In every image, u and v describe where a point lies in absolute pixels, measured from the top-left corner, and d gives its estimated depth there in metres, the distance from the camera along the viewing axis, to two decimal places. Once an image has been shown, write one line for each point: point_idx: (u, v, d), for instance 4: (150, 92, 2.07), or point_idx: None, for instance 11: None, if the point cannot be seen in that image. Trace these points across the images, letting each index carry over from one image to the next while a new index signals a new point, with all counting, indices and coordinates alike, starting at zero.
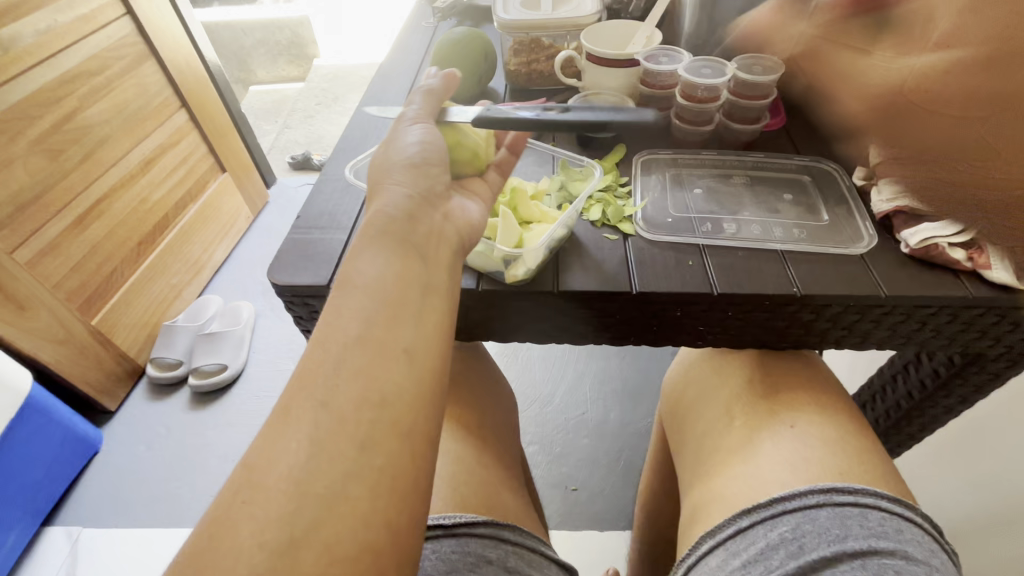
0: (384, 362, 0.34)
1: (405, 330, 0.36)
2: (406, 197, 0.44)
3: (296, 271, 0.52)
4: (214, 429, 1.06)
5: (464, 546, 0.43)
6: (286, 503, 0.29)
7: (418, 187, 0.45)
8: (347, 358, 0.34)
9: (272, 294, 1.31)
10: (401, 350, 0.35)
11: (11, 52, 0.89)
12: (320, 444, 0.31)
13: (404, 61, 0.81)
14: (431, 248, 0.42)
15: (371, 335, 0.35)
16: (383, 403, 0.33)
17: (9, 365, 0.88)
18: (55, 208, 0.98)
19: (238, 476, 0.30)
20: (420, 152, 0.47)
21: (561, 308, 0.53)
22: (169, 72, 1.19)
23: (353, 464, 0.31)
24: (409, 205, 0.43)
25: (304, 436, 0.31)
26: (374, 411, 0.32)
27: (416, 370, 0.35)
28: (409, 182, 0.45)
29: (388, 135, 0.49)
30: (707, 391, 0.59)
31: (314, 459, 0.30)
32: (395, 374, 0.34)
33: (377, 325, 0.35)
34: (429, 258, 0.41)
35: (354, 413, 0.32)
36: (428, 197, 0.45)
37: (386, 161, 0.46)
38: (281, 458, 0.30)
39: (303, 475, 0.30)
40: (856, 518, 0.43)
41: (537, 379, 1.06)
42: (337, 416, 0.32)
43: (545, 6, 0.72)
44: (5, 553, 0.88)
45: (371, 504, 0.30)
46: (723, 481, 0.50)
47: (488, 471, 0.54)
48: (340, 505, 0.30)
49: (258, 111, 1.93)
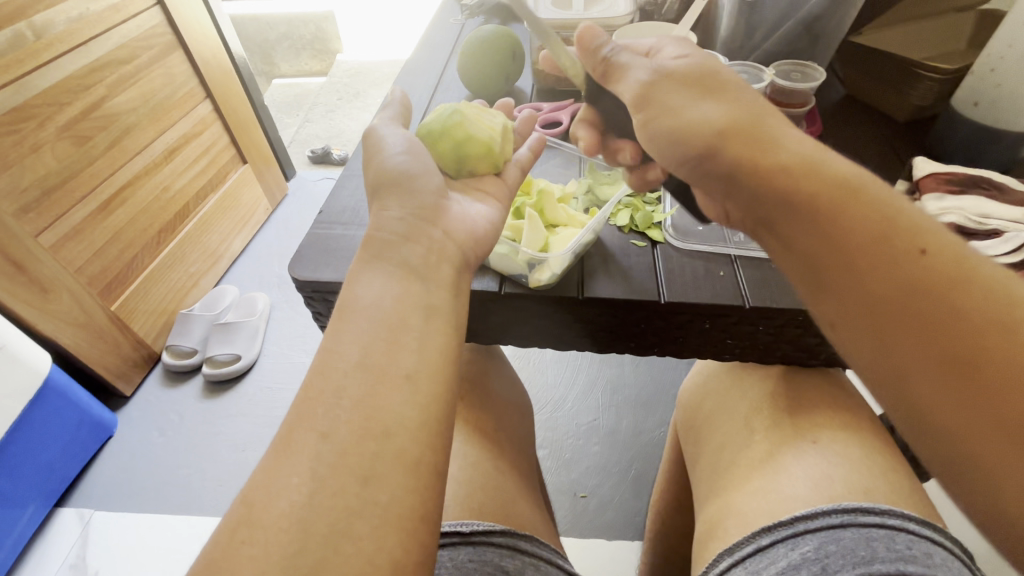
0: (388, 389, 0.33)
1: (406, 355, 0.35)
2: (399, 219, 0.42)
3: (317, 267, 0.52)
4: (226, 418, 1.07)
5: (480, 554, 0.43)
6: (289, 542, 0.28)
7: (409, 207, 0.44)
8: (348, 386, 0.33)
9: (289, 286, 1.31)
10: (404, 375, 0.34)
11: (43, 39, 0.90)
12: (321, 480, 0.30)
13: (429, 58, 0.81)
14: (432, 260, 0.41)
15: (370, 362, 0.34)
16: (386, 435, 0.32)
17: (30, 347, 0.89)
18: (80, 193, 0.99)
19: (238, 513, 0.30)
20: (402, 167, 0.46)
21: (585, 315, 0.52)
22: (196, 63, 1.20)
23: (355, 499, 0.30)
24: (404, 229, 0.41)
25: (305, 469, 0.30)
26: (377, 442, 0.31)
27: (419, 397, 0.33)
28: (399, 203, 0.44)
29: (371, 148, 0.49)
30: (728, 404, 0.57)
31: (314, 496, 0.30)
32: (405, 391, 0.33)
33: (377, 353, 0.34)
34: (428, 278, 0.39)
35: (355, 445, 0.31)
36: (422, 216, 0.43)
37: (374, 183, 0.46)
38: (281, 494, 0.30)
39: (305, 512, 0.29)
40: (882, 540, 0.40)
41: (549, 383, 1.05)
42: (339, 447, 0.31)
43: (576, 6, 0.71)
44: (19, 532, 0.89)
45: (376, 542, 0.29)
46: (743, 498, 0.48)
47: (504, 479, 0.53)
48: (344, 545, 0.29)
49: (280, 104, 1.95)
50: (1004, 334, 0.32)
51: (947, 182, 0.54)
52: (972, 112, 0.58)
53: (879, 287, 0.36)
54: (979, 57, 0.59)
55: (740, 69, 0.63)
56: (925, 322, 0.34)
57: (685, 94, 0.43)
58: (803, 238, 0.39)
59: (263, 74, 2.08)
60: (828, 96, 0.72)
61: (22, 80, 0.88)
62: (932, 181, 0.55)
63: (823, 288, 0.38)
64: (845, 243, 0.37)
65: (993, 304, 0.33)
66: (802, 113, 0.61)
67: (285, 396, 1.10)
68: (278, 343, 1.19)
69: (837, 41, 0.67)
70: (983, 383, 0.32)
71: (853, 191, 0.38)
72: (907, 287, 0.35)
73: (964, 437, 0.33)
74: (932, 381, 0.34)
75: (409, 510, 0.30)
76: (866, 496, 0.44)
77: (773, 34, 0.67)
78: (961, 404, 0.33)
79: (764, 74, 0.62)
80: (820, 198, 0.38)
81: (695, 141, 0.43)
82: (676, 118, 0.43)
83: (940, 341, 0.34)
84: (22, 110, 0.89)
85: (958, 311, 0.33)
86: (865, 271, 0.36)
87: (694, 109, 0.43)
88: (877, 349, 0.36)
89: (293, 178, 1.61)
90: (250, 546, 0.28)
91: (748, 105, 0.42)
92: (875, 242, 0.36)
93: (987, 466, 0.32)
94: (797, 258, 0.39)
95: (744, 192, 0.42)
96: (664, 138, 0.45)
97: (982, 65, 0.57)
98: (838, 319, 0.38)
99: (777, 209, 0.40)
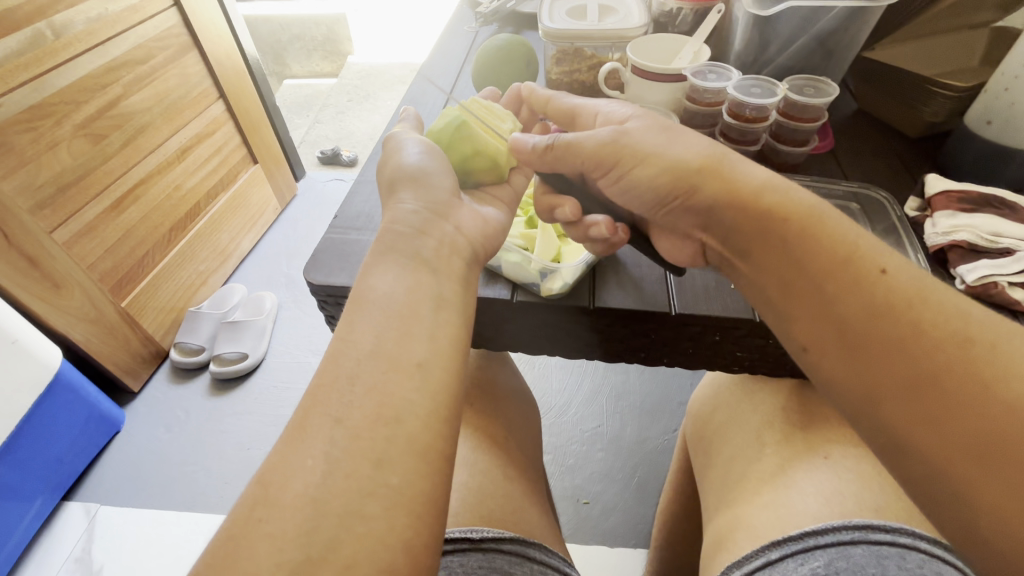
0: (402, 386, 0.34)
1: (418, 344, 0.36)
2: (413, 213, 0.44)
3: (331, 272, 0.53)
4: (232, 416, 1.08)
5: (490, 561, 0.43)
6: (305, 521, 0.29)
7: (425, 202, 0.45)
8: (361, 373, 0.34)
9: (297, 286, 1.32)
10: (415, 365, 0.35)
11: (62, 39, 0.92)
12: (335, 462, 0.31)
13: (442, 65, 0.81)
14: (443, 259, 0.42)
15: (383, 351, 0.35)
16: (397, 421, 0.32)
17: (42, 341, 0.90)
18: (94, 191, 1.00)
19: (255, 493, 0.30)
20: (418, 163, 0.48)
21: (595, 325, 0.52)
22: (211, 64, 1.22)
23: (368, 481, 0.30)
24: (418, 222, 0.43)
25: (320, 451, 0.31)
26: (389, 427, 0.32)
27: (430, 385, 0.34)
28: (420, 198, 0.45)
29: (389, 152, 0.50)
30: (738, 417, 0.58)
31: (330, 478, 0.30)
32: (416, 391, 0.34)
33: (390, 342, 0.35)
34: (438, 269, 0.41)
35: (369, 429, 0.32)
36: (436, 211, 0.45)
37: (389, 180, 0.48)
38: (297, 475, 0.30)
39: (321, 494, 0.30)
40: (894, 559, 0.40)
41: (554, 388, 1.05)
42: (353, 431, 0.31)
43: (591, 15, 0.72)
44: (26, 525, 0.90)
45: (387, 524, 0.29)
46: (752, 511, 0.48)
47: (511, 485, 0.54)
48: (356, 525, 0.29)
49: (291, 104, 1.96)
50: (964, 351, 0.33)
51: (959, 201, 0.54)
52: (984, 130, 0.59)
53: (847, 311, 0.36)
54: (995, 74, 0.59)
55: (753, 83, 0.63)
56: (892, 343, 0.35)
57: (652, 139, 0.44)
58: (776, 265, 0.40)
59: (275, 75, 2.10)
60: (841, 110, 0.73)
61: (40, 78, 0.89)
62: (943, 199, 0.55)
63: (795, 314, 0.39)
64: (810, 271, 0.38)
65: (952, 321, 0.34)
66: (813, 129, 0.62)
67: (291, 395, 1.11)
68: (285, 341, 1.20)
69: (851, 55, 0.68)
70: (951, 401, 0.33)
71: (817, 217, 0.39)
72: (872, 310, 0.36)
73: (938, 457, 0.33)
74: (904, 401, 0.34)
75: (418, 496, 0.31)
76: (875, 514, 0.44)
77: (787, 48, 0.68)
78: (934, 420, 0.33)
79: (776, 88, 0.62)
80: (790, 226, 0.39)
81: (670, 181, 0.43)
82: (652, 167, 0.43)
83: (906, 360, 0.34)
84: (40, 108, 0.90)
85: (922, 330, 0.34)
86: (835, 296, 0.37)
87: (668, 152, 0.43)
88: (849, 375, 0.36)
89: (303, 178, 1.62)
90: (267, 524, 0.29)
91: (709, 144, 0.43)
92: (838, 268, 0.37)
93: (963, 485, 0.32)
94: (771, 284, 0.40)
95: (716, 226, 0.43)
96: (639, 187, 0.45)
97: (999, 82, 0.57)
98: (813, 345, 0.38)
99: (745, 238, 0.41)
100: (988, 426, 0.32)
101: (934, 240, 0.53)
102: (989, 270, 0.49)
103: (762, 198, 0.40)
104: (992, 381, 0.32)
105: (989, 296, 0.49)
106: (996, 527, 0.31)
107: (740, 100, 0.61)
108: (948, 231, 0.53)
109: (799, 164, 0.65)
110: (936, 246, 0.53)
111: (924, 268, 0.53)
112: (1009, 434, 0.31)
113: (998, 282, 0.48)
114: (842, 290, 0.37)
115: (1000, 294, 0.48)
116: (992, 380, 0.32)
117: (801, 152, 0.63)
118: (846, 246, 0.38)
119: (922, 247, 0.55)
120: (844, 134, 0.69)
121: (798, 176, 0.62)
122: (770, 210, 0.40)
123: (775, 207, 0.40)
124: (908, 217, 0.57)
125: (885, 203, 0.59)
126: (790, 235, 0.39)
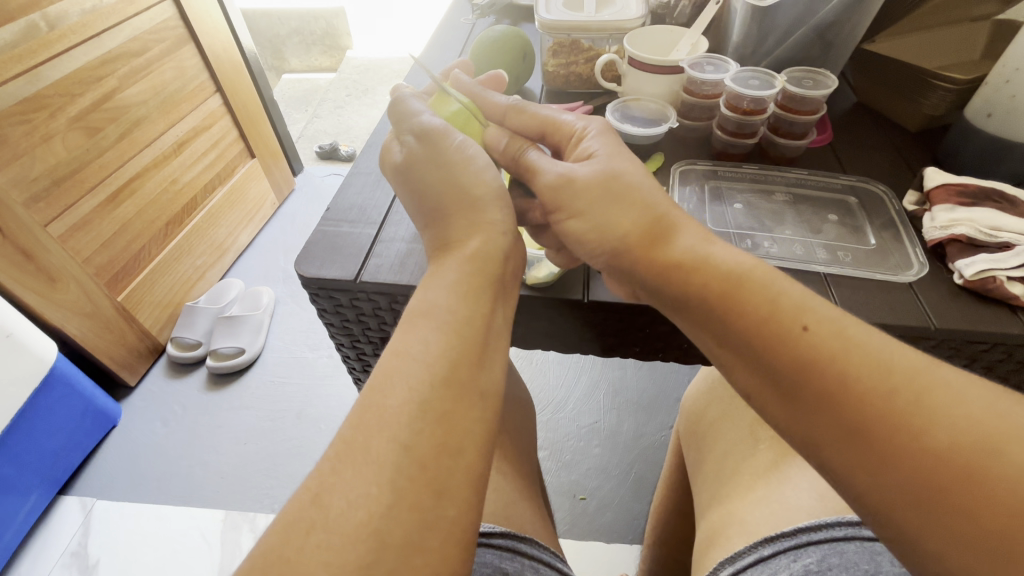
0: (467, 407, 0.32)
1: (491, 375, 0.35)
2: (506, 237, 0.43)
3: (325, 265, 0.52)
4: (229, 411, 1.07)
5: (482, 556, 0.42)
6: (365, 554, 0.27)
7: (508, 223, 0.44)
8: (433, 400, 0.32)
9: (294, 281, 1.31)
10: (479, 394, 0.33)
11: (57, 30, 0.90)
12: (399, 492, 0.29)
13: (438, 57, 0.81)
14: (507, 282, 0.42)
15: (455, 377, 0.33)
16: (459, 451, 0.31)
17: (35, 334, 0.89)
18: (89, 185, 0.99)
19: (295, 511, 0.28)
20: (494, 176, 0.46)
21: (589, 319, 0.52)
22: (207, 57, 1.21)
23: (429, 512, 0.29)
24: (508, 247, 0.43)
25: (385, 480, 0.29)
26: (453, 458, 0.31)
27: (488, 416, 0.33)
28: (506, 219, 0.44)
29: (450, 150, 0.46)
30: (731, 409, 0.58)
31: (393, 508, 0.29)
32: (473, 419, 0.32)
33: (462, 368, 0.34)
34: (507, 300, 0.41)
35: (434, 459, 0.30)
36: (517, 234, 0.45)
37: (472, 193, 0.44)
38: (359, 502, 0.28)
39: (381, 523, 0.28)
40: (887, 555, 0.40)
41: (550, 383, 1.05)
42: (420, 458, 0.30)
43: (588, 8, 0.71)
44: (20, 521, 0.89)
45: (440, 555, 0.29)
46: (746, 506, 0.48)
47: (507, 480, 0.53)
48: (411, 558, 0.28)
49: (290, 98, 1.95)
50: (889, 402, 0.32)
51: (959, 195, 0.54)
52: (986, 123, 0.58)
53: (775, 365, 0.36)
54: (993, 67, 0.59)
55: (751, 75, 0.63)
56: (823, 395, 0.34)
57: (593, 195, 0.42)
58: (707, 319, 0.39)
59: (272, 69, 2.08)
60: (840, 104, 0.73)
61: (35, 70, 0.88)
62: (943, 192, 0.54)
63: (735, 365, 0.38)
64: (743, 325, 0.37)
65: (876, 371, 0.33)
66: (811, 121, 0.61)
67: (290, 389, 1.10)
68: (283, 336, 1.20)
69: (851, 47, 0.68)
70: (885, 453, 0.31)
71: (738, 275, 0.38)
72: (797, 364, 0.35)
73: (883, 504, 0.31)
74: (844, 451, 0.33)
75: (449, 521, 0.29)
76: None
77: (785, 40, 0.67)
78: (873, 471, 0.32)
79: (775, 80, 0.62)
80: (711, 289, 0.39)
81: (604, 239, 0.43)
82: (587, 222, 0.43)
83: (837, 413, 0.33)
84: (34, 100, 0.89)
85: (848, 383, 0.33)
86: (763, 351, 0.36)
87: (604, 213, 0.42)
88: (789, 424, 0.35)
89: (300, 173, 1.61)
90: (322, 552, 0.27)
91: (648, 205, 0.42)
92: (765, 320, 0.37)
93: (910, 530, 0.31)
94: (707, 336, 0.40)
95: (644, 286, 0.43)
96: (576, 238, 0.44)
97: (998, 75, 0.57)
98: (754, 394, 0.37)
99: (675, 292, 0.40)
100: (927, 475, 0.30)
101: (932, 235, 0.52)
102: (986, 265, 0.48)
103: (694, 255, 0.40)
104: (921, 431, 0.31)
105: (987, 291, 0.48)
106: (949, 573, 0.30)
107: (737, 92, 0.60)
108: (946, 226, 0.52)
109: (796, 157, 0.64)
110: (934, 240, 0.52)
111: (921, 262, 0.52)
112: (950, 480, 0.30)
113: (996, 276, 0.47)
114: (771, 343, 0.36)
115: (999, 289, 0.47)
116: (921, 432, 0.31)
117: (799, 145, 0.63)
118: (766, 305, 0.37)
119: (920, 241, 0.54)
120: (844, 128, 0.69)
121: (798, 171, 0.62)
122: (699, 266, 0.39)
123: (703, 265, 0.39)
124: (907, 211, 0.57)
125: (882, 196, 0.59)
126: (716, 293, 0.39)
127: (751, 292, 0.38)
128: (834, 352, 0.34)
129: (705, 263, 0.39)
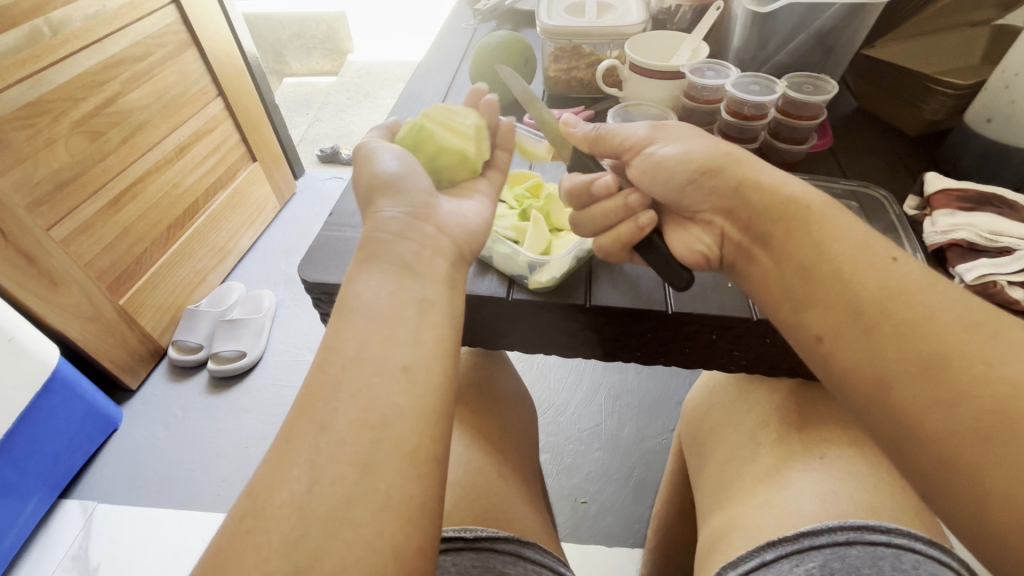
0: (383, 378, 0.32)
1: (400, 347, 0.33)
2: (395, 218, 0.41)
3: (328, 269, 0.52)
4: (231, 415, 1.07)
5: (484, 560, 0.43)
6: (290, 530, 0.27)
7: (403, 205, 0.42)
8: (343, 378, 0.32)
9: (295, 284, 1.32)
10: (399, 367, 0.33)
11: (60, 35, 0.91)
12: (320, 471, 0.29)
13: (440, 62, 0.81)
14: (422, 259, 0.39)
15: (367, 356, 0.33)
16: (383, 424, 0.30)
17: (38, 338, 0.89)
18: (91, 189, 0.99)
19: (250, 499, 0.29)
20: (393, 172, 0.45)
21: (588, 325, 0.53)
22: (209, 61, 1.21)
23: (355, 486, 0.29)
24: (398, 227, 0.40)
25: (306, 459, 0.29)
26: (375, 432, 0.30)
27: (415, 389, 0.32)
28: (395, 203, 0.42)
29: (363, 162, 0.47)
30: (732, 416, 0.58)
31: (315, 485, 0.29)
32: (395, 392, 0.32)
33: (373, 348, 0.33)
34: (422, 273, 0.38)
35: (354, 434, 0.30)
36: (417, 213, 0.42)
37: (366, 191, 0.45)
38: (284, 483, 0.29)
39: (306, 500, 0.28)
40: (889, 560, 0.39)
41: (552, 387, 1.05)
42: (340, 436, 0.30)
43: (589, 13, 0.71)
44: (23, 522, 0.90)
45: (375, 528, 0.28)
46: (747, 512, 0.48)
47: (508, 483, 0.53)
48: (343, 532, 0.28)
49: (291, 102, 1.96)
50: (972, 331, 0.32)
51: (959, 199, 0.54)
52: (985, 128, 0.58)
53: (859, 294, 0.36)
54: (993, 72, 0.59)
55: (752, 81, 0.63)
56: (905, 324, 0.34)
57: (684, 131, 0.47)
58: (799, 249, 0.39)
59: (274, 73, 2.09)
60: (839, 109, 0.73)
61: (38, 75, 0.89)
62: (943, 198, 0.55)
63: (810, 302, 0.38)
64: (830, 258, 0.38)
65: (957, 307, 0.33)
66: (812, 126, 0.62)
67: (289, 392, 1.11)
68: (283, 339, 1.20)
69: (848, 54, 0.69)
70: (960, 384, 0.31)
71: (826, 212, 0.40)
72: (883, 292, 0.35)
73: (948, 440, 0.31)
74: (916, 384, 0.32)
75: (379, 492, 0.29)
76: (874, 514, 0.44)
77: (786, 45, 0.68)
78: (945, 402, 0.31)
79: (775, 85, 0.62)
80: (798, 220, 0.40)
81: (698, 163, 0.45)
82: (680, 146, 0.46)
83: (920, 340, 0.33)
84: (36, 105, 0.89)
85: (930, 315, 0.33)
86: (851, 280, 0.37)
87: (697, 139, 0.46)
88: (861, 359, 0.35)
89: (302, 176, 1.62)
90: (254, 535, 0.27)
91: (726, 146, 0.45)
92: (858, 250, 0.38)
93: (966, 474, 0.30)
94: (787, 271, 0.40)
95: (736, 215, 0.43)
96: (664, 167, 0.46)
97: (998, 80, 0.57)
98: (828, 332, 0.37)
99: (771, 222, 0.41)
100: (1000, 406, 0.30)
101: (932, 239, 0.52)
102: (988, 269, 0.48)
103: (768, 195, 0.42)
104: (996, 362, 0.31)
105: (988, 295, 0.48)
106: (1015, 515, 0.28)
107: (738, 98, 0.61)
108: (947, 230, 0.52)
109: (796, 161, 0.65)
110: (935, 245, 0.52)
111: None
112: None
113: (997, 281, 0.48)
114: (859, 272, 0.36)
115: (999, 293, 0.47)
116: (997, 364, 0.31)
117: (800, 150, 0.64)
118: (857, 235, 0.39)
119: (920, 245, 0.54)
120: (843, 133, 0.69)
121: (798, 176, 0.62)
122: (784, 197, 0.41)
123: (787, 200, 0.41)
124: (907, 216, 0.57)
125: (883, 200, 0.58)
126: (806, 221, 0.40)
127: (836, 227, 0.39)
128: (924, 283, 0.35)
129: (791, 199, 0.41)
